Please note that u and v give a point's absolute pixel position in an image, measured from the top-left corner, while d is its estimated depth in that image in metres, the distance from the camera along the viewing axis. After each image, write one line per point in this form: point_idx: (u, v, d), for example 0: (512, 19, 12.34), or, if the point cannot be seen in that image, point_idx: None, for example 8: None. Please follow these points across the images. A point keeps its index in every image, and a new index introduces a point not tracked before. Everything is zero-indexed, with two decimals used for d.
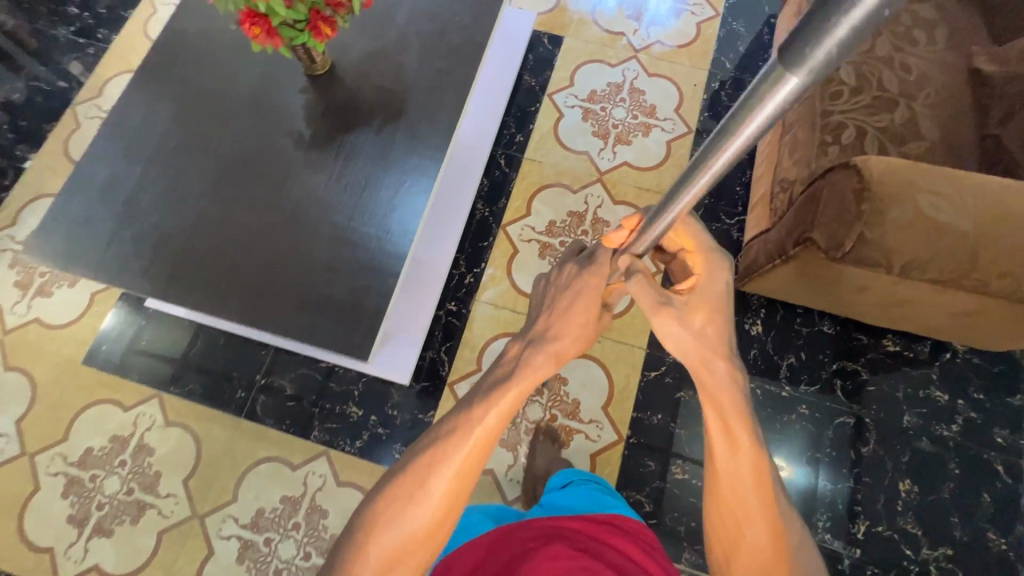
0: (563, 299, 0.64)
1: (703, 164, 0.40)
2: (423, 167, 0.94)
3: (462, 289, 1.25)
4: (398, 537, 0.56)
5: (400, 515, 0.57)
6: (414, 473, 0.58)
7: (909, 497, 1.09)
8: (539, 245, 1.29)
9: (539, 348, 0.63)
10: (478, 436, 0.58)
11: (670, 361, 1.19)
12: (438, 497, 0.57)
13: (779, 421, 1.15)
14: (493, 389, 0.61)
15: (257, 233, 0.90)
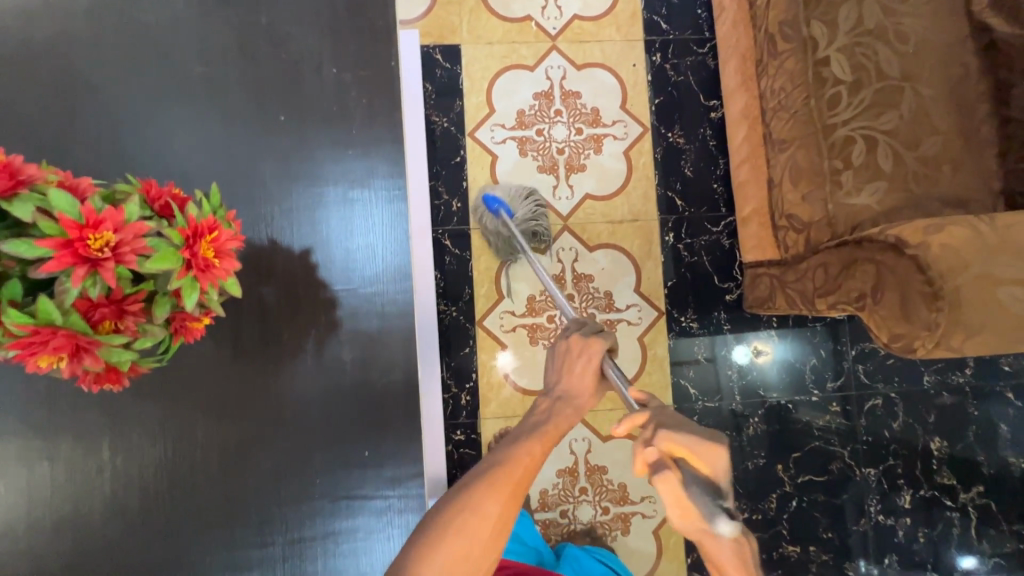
0: (584, 362, 0.70)
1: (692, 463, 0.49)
2: (393, 384, 0.72)
3: (462, 412, 1.10)
4: (459, 545, 0.51)
5: (464, 520, 0.52)
6: (470, 484, 0.54)
7: (941, 453, 1.15)
8: (526, 330, 1.12)
9: (562, 406, 0.66)
10: (533, 447, 0.58)
11: (700, 409, 1.13)
12: (496, 502, 0.53)
13: (814, 425, 1.14)
14: (537, 422, 0.63)
15: (229, 552, 0.69)
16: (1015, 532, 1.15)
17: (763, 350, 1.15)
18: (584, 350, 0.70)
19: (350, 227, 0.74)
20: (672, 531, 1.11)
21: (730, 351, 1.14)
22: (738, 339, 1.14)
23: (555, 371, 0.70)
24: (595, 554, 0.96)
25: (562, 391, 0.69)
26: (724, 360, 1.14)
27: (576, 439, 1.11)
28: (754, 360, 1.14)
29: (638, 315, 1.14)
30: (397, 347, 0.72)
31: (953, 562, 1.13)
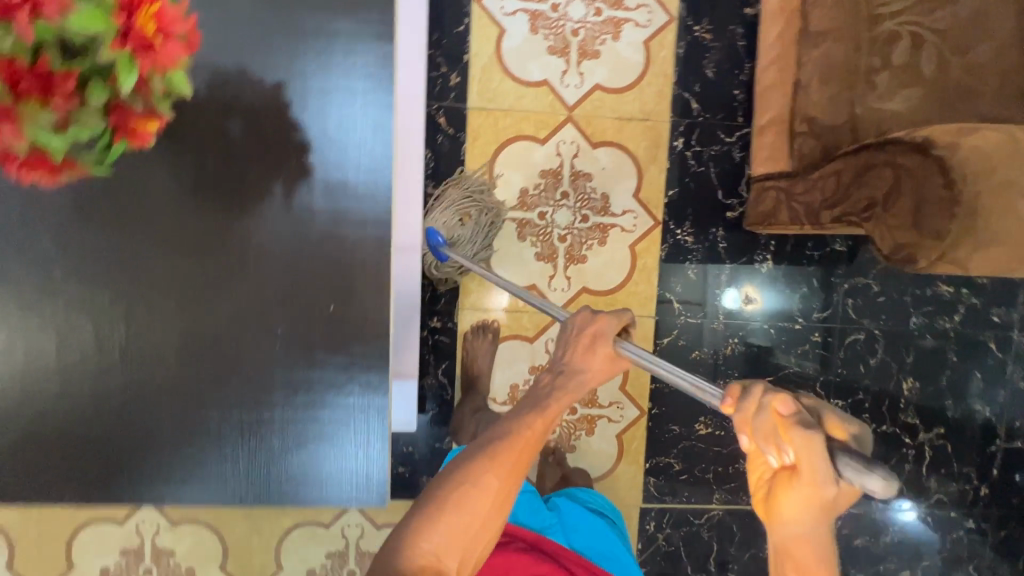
0: (600, 338, 0.69)
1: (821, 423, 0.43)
2: (366, 242, 0.68)
3: (440, 300, 1.07)
4: (456, 518, 0.60)
5: (462, 494, 0.61)
6: (468, 463, 0.63)
7: (911, 393, 1.15)
8: (515, 224, 1.07)
9: (567, 386, 0.71)
10: (531, 424, 0.66)
11: (681, 323, 1.11)
12: (497, 476, 0.62)
13: (792, 353, 1.14)
14: (543, 400, 0.69)
15: (185, 392, 0.68)
16: (963, 474, 1.18)
17: (753, 299, 1.12)
18: (603, 326, 0.70)
19: (343, 121, 0.67)
20: (635, 436, 1.13)
21: (720, 294, 1.12)
22: (731, 282, 1.11)
23: (571, 347, 0.71)
24: (580, 501, 1.01)
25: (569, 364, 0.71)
26: (712, 300, 1.11)
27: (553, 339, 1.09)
28: (742, 306, 1.12)
29: (633, 223, 1.08)
30: (369, 202, 0.68)
31: (899, 494, 1.18)
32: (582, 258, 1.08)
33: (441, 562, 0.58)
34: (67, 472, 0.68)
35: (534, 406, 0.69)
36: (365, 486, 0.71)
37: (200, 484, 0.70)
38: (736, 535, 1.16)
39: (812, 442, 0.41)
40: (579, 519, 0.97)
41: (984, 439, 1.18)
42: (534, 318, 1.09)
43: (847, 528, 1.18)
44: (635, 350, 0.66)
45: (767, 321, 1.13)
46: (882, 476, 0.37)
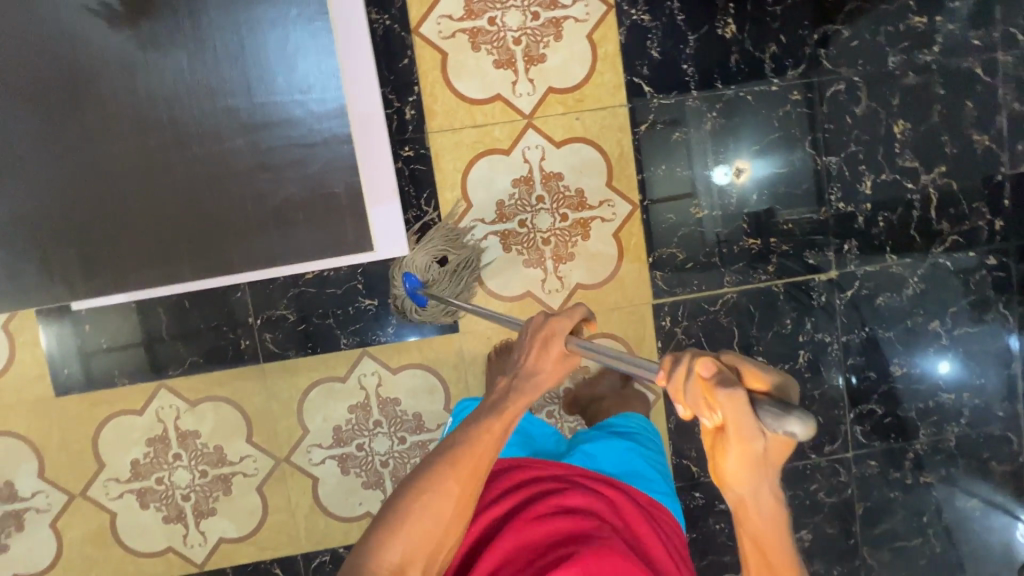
0: (552, 339, 0.63)
1: (744, 375, 0.44)
2: None
3: (408, 128, 1.05)
4: (411, 531, 0.58)
5: (421, 507, 0.59)
6: (429, 471, 0.60)
7: (904, 136, 1.12)
8: (467, 36, 1.05)
9: (525, 388, 0.63)
10: (490, 428, 0.61)
11: (656, 107, 1.08)
12: (455, 483, 0.60)
13: (775, 117, 1.10)
14: (503, 399, 0.63)
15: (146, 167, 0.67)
16: (973, 211, 1.15)
17: (744, 169, 1.11)
18: (561, 326, 0.64)
19: None
20: (633, 234, 1.11)
21: (710, 172, 1.11)
22: (717, 159, 1.10)
23: (525, 349, 0.65)
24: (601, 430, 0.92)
25: (525, 367, 0.63)
26: (703, 178, 1.10)
27: (529, 147, 1.07)
28: (734, 180, 1.11)
29: (586, 11, 1.06)
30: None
31: (912, 244, 1.15)
32: (541, 57, 1.06)
33: (404, 575, 0.58)
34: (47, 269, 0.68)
35: (493, 407, 0.63)
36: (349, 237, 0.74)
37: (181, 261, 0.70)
38: (754, 315, 1.14)
39: (736, 400, 0.41)
40: (604, 444, 0.88)
41: (988, 170, 1.14)
42: (505, 129, 1.07)
43: (866, 289, 1.15)
44: (586, 347, 0.61)
45: (763, 189, 1.12)
46: (795, 417, 0.38)
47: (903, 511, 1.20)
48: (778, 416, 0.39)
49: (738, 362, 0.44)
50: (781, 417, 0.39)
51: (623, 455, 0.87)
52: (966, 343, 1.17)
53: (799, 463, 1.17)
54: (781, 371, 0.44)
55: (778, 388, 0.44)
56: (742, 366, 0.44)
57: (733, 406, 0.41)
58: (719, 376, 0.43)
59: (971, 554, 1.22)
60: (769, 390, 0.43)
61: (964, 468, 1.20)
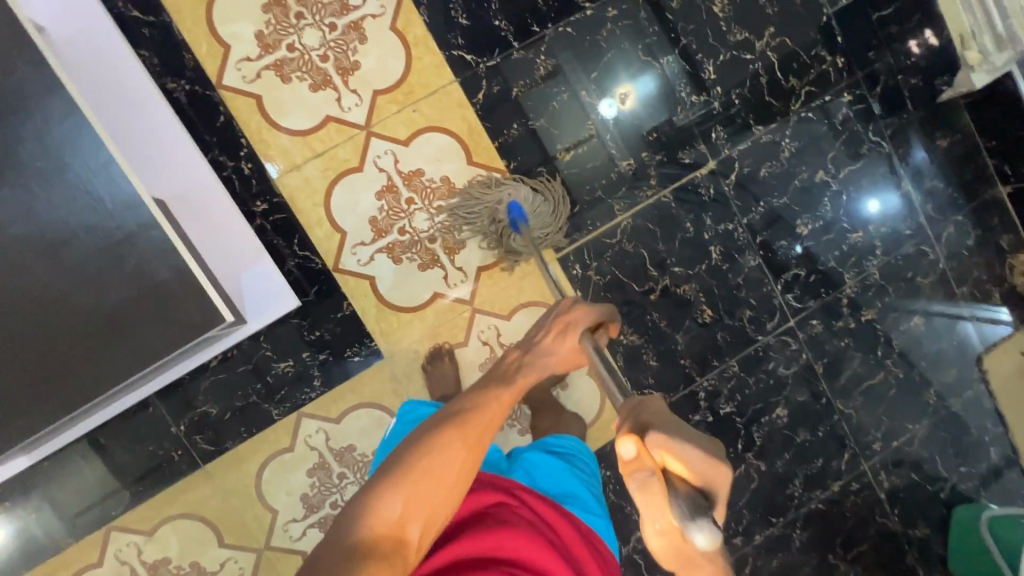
0: (570, 328, 0.75)
1: (670, 456, 0.52)
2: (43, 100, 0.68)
3: (252, 182, 1.01)
4: (419, 484, 0.59)
5: (430, 461, 0.60)
6: (440, 425, 0.63)
7: (726, 12, 1.14)
8: (272, 71, 1.01)
9: (533, 366, 0.73)
10: (498, 400, 0.67)
11: (486, 71, 1.07)
12: (463, 446, 0.62)
13: (601, 39, 1.10)
14: (512, 373, 0.71)
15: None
16: (814, 58, 1.18)
17: (627, 93, 1.12)
18: (578, 317, 0.75)
19: None
20: (513, 199, 1.09)
21: (597, 108, 1.11)
22: (601, 92, 1.11)
23: (544, 332, 0.75)
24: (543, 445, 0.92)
25: (541, 346, 0.74)
26: (593, 116, 1.11)
27: (379, 155, 1.05)
28: (620, 107, 1.12)
29: (380, 5, 1.03)
30: (29, 66, 0.67)
31: (772, 109, 1.17)
32: (355, 65, 1.03)
33: (402, 529, 0.57)
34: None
35: (502, 382, 0.70)
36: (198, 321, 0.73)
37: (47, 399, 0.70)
38: (657, 231, 1.15)
39: (648, 488, 0.50)
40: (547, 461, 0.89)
41: (813, 16, 1.17)
42: (348, 147, 1.04)
43: (747, 167, 1.17)
44: (593, 348, 0.72)
45: (654, 107, 1.13)
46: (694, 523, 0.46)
47: (858, 353, 1.24)
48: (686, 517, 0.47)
49: (664, 445, 0.52)
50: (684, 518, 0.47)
51: (565, 474, 0.88)
52: (854, 180, 1.22)
53: (751, 349, 1.20)
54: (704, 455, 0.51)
55: (704, 476, 0.51)
56: (671, 447, 0.52)
57: (646, 495, 0.51)
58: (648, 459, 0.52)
59: (931, 367, 1.27)
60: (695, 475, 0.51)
61: (896, 294, 1.25)
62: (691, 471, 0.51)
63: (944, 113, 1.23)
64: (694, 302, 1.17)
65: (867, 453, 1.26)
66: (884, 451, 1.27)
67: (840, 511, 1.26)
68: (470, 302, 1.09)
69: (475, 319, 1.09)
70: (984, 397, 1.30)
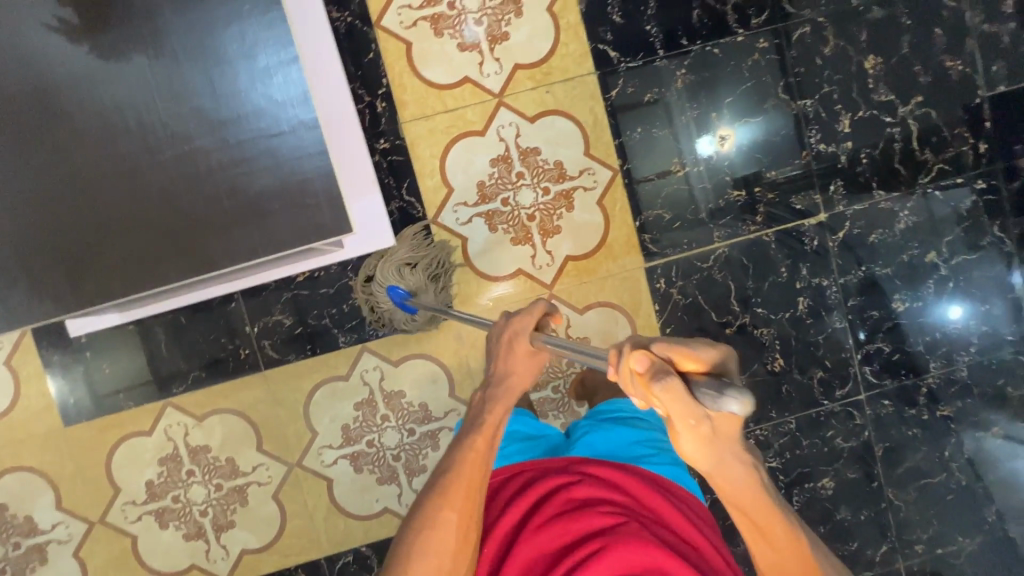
0: (516, 339, 0.70)
1: (680, 353, 0.45)
2: None
3: (381, 121, 1.06)
4: (423, 561, 0.65)
5: (424, 537, 0.66)
6: (428, 500, 0.68)
7: (876, 71, 1.12)
8: (428, 23, 1.06)
9: (499, 395, 0.72)
10: (473, 448, 0.69)
11: (625, 71, 1.08)
12: (452, 510, 0.67)
13: (744, 67, 1.10)
14: (478, 414, 0.71)
15: (130, 160, 0.72)
16: (956, 137, 1.14)
17: (727, 135, 1.11)
18: (521, 325, 0.71)
19: None
20: (617, 199, 1.10)
21: (695, 143, 1.11)
22: (700, 129, 1.11)
23: (493, 353, 0.73)
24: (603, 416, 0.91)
25: (499, 374, 0.73)
26: (688, 150, 1.11)
27: (503, 125, 1.08)
28: (718, 147, 1.11)
29: None
30: None
31: (898, 178, 1.14)
32: (504, 35, 1.06)
33: None
34: (60, 265, 0.74)
35: (474, 425, 0.71)
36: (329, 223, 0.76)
37: (169, 261, 0.74)
38: (749, 268, 1.13)
39: (671, 391, 0.43)
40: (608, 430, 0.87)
41: (965, 96, 1.14)
42: (477, 110, 1.07)
43: (857, 229, 1.14)
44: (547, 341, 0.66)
45: (754, 153, 1.12)
46: (731, 393, 0.39)
47: (924, 448, 1.18)
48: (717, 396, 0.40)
49: (671, 347, 0.46)
50: (719, 398, 0.40)
51: (629, 443, 0.85)
52: (966, 271, 1.16)
53: (813, 412, 1.16)
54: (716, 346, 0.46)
55: (713, 359, 0.46)
56: (677, 346, 0.46)
57: (669, 400, 0.43)
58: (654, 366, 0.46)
59: (998, 483, 1.20)
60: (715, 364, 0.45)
61: (980, 397, 1.19)
62: (702, 362, 0.45)
63: None
64: (768, 347, 1.14)
65: (906, 552, 1.19)
66: (925, 555, 1.20)
67: None
68: (549, 287, 1.10)
69: (550, 304, 1.10)
70: None
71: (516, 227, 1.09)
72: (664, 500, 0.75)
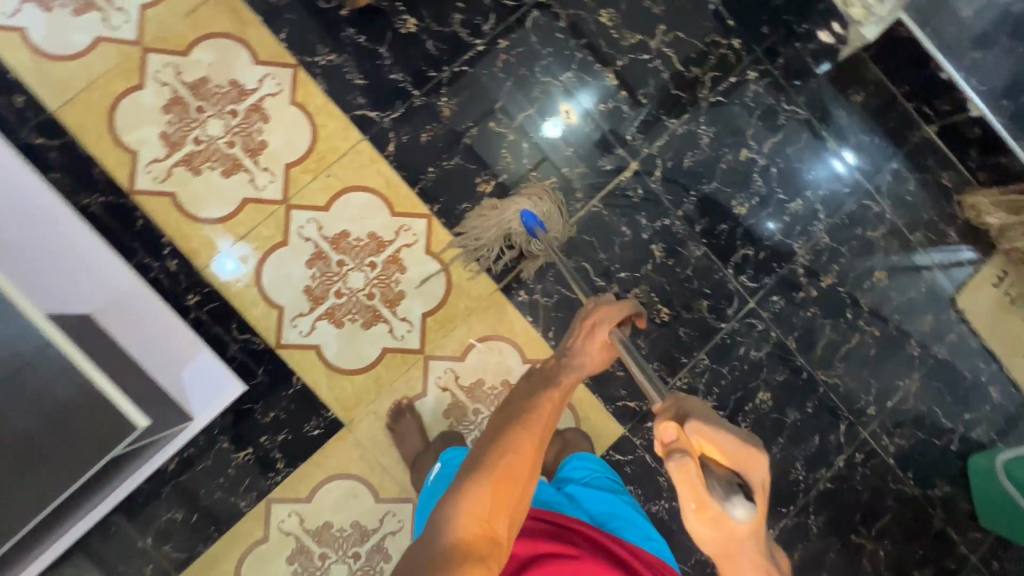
0: (597, 327, 0.75)
1: (709, 438, 0.58)
2: None
3: (180, 277, 1.01)
4: (502, 487, 0.57)
5: (504, 459, 0.58)
6: (505, 427, 0.62)
7: (614, 20, 1.17)
8: (182, 166, 1.02)
9: (572, 364, 0.73)
10: (551, 396, 0.67)
11: (391, 124, 1.09)
12: (532, 441, 0.60)
13: (497, 70, 1.13)
14: (554, 374, 0.71)
15: None
16: (710, 45, 1.20)
17: (570, 111, 1.15)
18: (604, 315, 0.75)
19: None
20: (443, 240, 1.09)
21: (540, 128, 1.14)
22: (544, 112, 1.14)
23: (576, 335, 0.76)
24: (586, 480, 0.94)
25: (574, 348, 0.75)
26: (537, 136, 1.13)
27: (302, 226, 1.05)
28: (562, 125, 1.14)
29: (276, 84, 1.06)
30: None
31: (681, 101, 1.19)
32: (262, 144, 1.05)
33: (489, 530, 0.55)
34: None
35: (550, 379, 0.71)
36: (111, 427, 0.72)
37: None
38: (594, 242, 1.14)
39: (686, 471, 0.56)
40: (593, 499, 0.90)
41: (699, 6, 1.20)
42: (270, 224, 1.04)
43: (670, 161, 1.18)
44: (625, 347, 0.73)
45: (594, 119, 1.16)
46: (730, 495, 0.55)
47: (828, 320, 1.21)
48: (721, 495, 0.55)
49: (699, 433, 0.59)
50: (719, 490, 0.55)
51: (614, 514, 0.88)
52: (780, 152, 1.22)
53: (717, 340, 1.17)
54: (740, 441, 0.58)
55: (735, 457, 0.58)
56: (712, 432, 0.58)
57: (683, 478, 0.57)
58: (681, 443, 0.59)
59: (904, 318, 1.24)
60: (739, 461, 0.57)
61: (850, 253, 1.23)
62: (722, 454, 0.58)
63: (851, 67, 1.24)
64: (648, 303, 1.15)
65: (863, 419, 1.21)
66: (881, 414, 1.22)
67: (851, 486, 1.20)
68: (421, 350, 1.07)
69: (430, 366, 1.07)
70: (969, 337, 1.26)
71: (362, 313, 1.06)
72: (645, 564, 0.79)
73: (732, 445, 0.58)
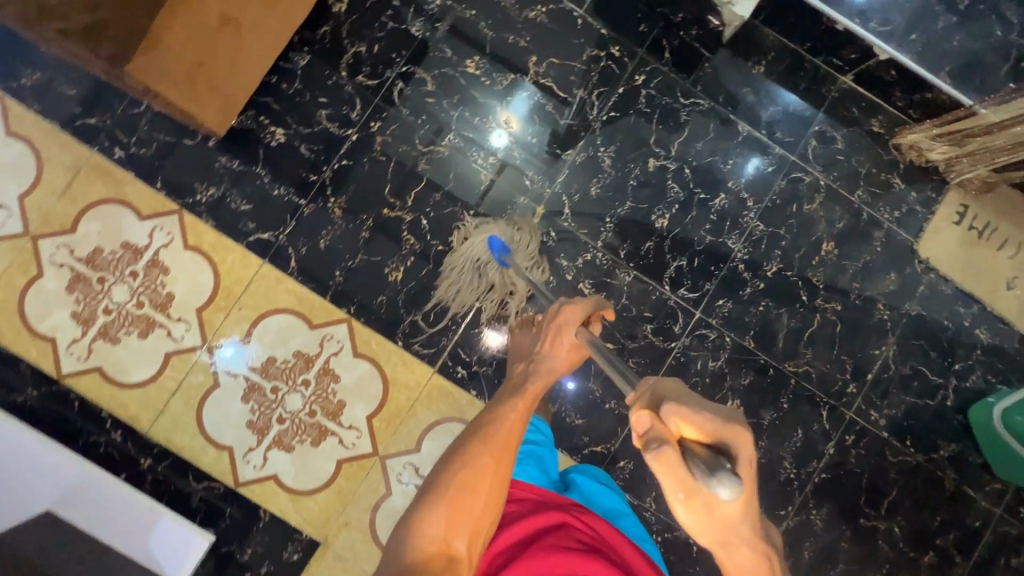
0: (562, 331, 0.75)
1: (685, 418, 0.50)
2: None
3: (127, 445, 1.04)
4: (461, 504, 0.63)
5: (465, 476, 0.65)
6: (468, 443, 0.69)
7: (481, 67, 1.12)
8: (100, 339, 1.04)
9: (540, 367, 0.77)
10: (516, 407, 0.73)
11: (287, 240, 1.08)
12: (490, 456, 0.67)
13: (377, 153, 1.10)
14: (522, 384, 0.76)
15: None
16: (589, 61, 1.14)
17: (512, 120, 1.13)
18: (569, 317, 0.75)
19: None
20: (368, 339, 1.08)
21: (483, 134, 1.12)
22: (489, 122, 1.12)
23: (543, 340, 0.78)
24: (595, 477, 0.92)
25: (542, 352, 0.78)
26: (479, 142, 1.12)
27: (228, 364, 1.06)
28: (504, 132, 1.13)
29: (166, 234, 1.06)
30: None
31: (573, 129, 1.14)
32: (169, 296, 1.06)
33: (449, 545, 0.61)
34: None
35: (517, 390, 0.75)
36: None
37: None
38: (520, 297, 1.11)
39: (665, 458, 0.48)
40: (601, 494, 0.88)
41: (567, 25, 1.14)
42: (197, 372, 1.05)
43: (577, 194, 1.13)
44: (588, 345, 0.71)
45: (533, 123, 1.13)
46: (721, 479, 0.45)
47: (784, 309, 1.16)
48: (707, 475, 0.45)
49: (679, 413, 0.50)
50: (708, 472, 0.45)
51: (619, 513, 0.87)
52: (690, 150, 1.15)
53: (671, 360, 1.13)
54: (722, 421, 0.49)
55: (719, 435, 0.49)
56: (689, 412, 0.50)
57: (664, 465, 0.48)
58: (657, 428, 0.50)
59: (866, 285, 1.17)
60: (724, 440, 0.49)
61: (791, 232, 1.16)
62: (704, 434, 0.49)
63: (743, 40, 1.16)
64: None
65: (845, 400, 1.16)
66: (863, 389, 1.16)
67: (848, 470, 1.15)
68: (375, 453, 1.07)
69: (388, 465, 1.07)
70: (939, 284, 1.18)
71: (307, 432, 1.06)
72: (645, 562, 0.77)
73: (716, 424, 0.49)
